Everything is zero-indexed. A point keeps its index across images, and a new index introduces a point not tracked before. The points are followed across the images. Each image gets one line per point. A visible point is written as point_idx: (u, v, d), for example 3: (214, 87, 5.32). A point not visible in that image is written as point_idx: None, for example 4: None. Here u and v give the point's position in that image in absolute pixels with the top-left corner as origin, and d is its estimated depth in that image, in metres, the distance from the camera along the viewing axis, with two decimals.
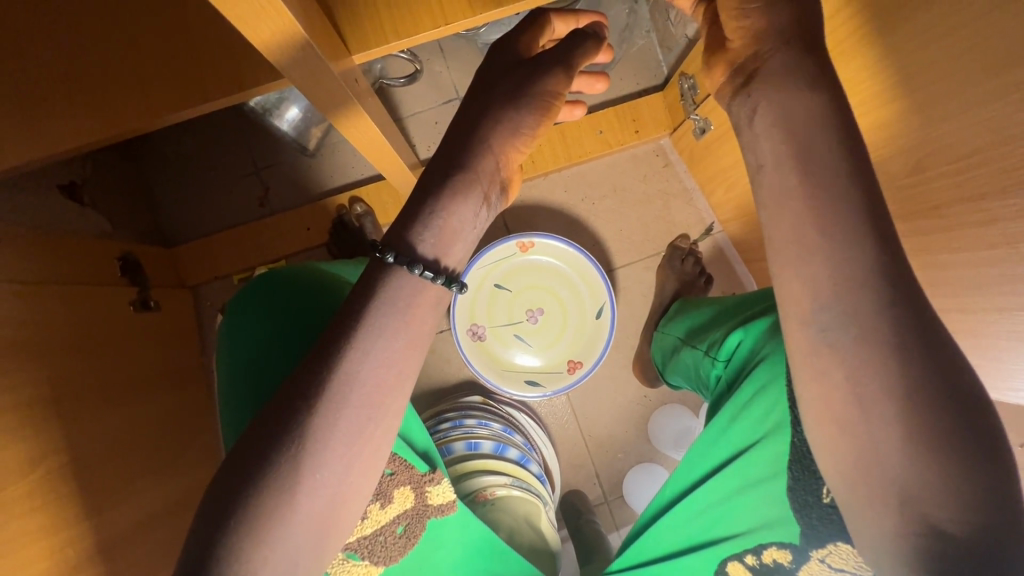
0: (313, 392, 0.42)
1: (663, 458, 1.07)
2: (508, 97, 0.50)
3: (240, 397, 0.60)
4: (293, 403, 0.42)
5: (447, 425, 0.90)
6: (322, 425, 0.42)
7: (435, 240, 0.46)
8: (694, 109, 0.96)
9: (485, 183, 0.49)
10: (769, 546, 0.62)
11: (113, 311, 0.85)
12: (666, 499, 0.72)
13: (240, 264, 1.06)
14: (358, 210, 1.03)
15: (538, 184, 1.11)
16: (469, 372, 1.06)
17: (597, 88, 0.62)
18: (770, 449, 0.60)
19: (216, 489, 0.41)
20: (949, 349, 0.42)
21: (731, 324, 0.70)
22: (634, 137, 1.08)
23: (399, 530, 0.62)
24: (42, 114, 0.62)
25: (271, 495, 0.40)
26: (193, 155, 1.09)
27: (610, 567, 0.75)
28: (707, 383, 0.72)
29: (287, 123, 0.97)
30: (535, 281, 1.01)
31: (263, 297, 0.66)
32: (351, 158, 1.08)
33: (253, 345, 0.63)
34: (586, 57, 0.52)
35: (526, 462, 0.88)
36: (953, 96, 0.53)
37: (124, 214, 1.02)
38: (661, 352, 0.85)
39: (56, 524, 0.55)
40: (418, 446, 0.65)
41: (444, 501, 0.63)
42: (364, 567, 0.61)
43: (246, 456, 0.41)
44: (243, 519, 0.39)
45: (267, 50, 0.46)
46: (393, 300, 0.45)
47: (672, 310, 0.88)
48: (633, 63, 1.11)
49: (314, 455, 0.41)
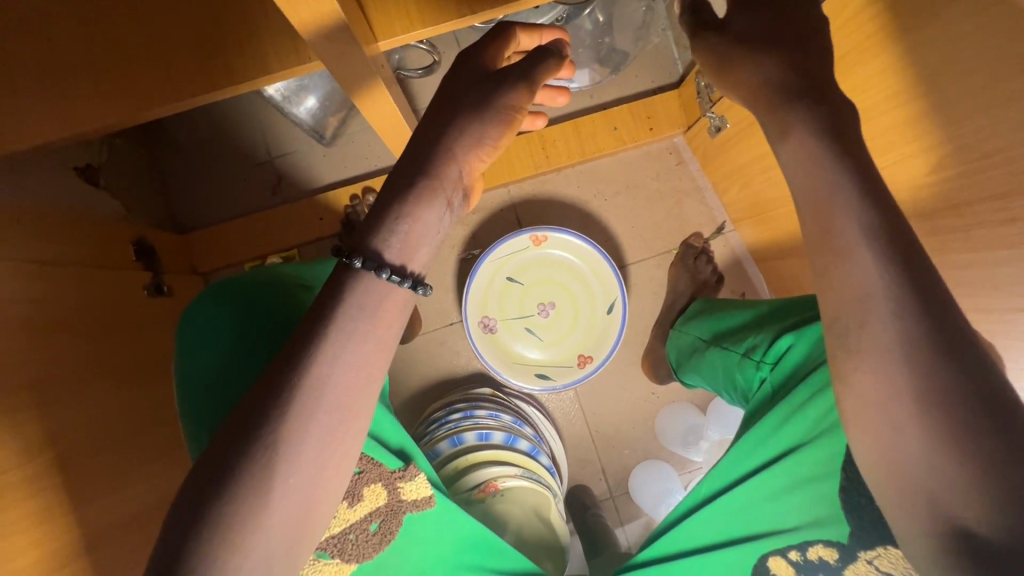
0: (279, 399, 0.40)
1: (669, 454, 1.08)
2: (475, 106, 0.48)
3: (207, 396, 0.58)
4: (262, 409, 0.40)
5: (458, 415, 0.90)
6: (291, 431, 0.40)
7: (401, 246, 0.45)
8: (710, 107, 0.95)
9: (447, 190, 0.47)
10: (815, 543, 0.63)
11: (124, 295, 0.85)
12: (701, 496, 0.71)
13: (252, 252, 1.06)
14: (369, 200, 1.04)
15: (551, 178, 1.11)
16: (478, 364, 1.06)
17: (557, 101, 0.65)
18: (824, 449, 0.61)
19: (184, 497, 0.39)
20: (975, 351, 0.42)
21: (775, 328, 0.68)
22: (648, 135, 1.09)
23: (372, 528, 0.60)
24: (64, 90, 0.61)
25: (241, 504, 0.38)
26: (207, 142, 1.09)
27: (636, 559, 0.72)
28: (745, 384, 0.71)
29: (304, 112, 0.97)
30: (548, 275, 1.02)
31: (223, 303, 0.63)
32: (368, 149, 1.09)
33: (214, 352, 0.60)
34: (549, 73, 0.51)
35: (536, 454, 0.88)
36: (978, 94, 0.52)
37: (138, 199, 1.03)
38: (678, 351, 0.85)
39: (56, 508, 0.55)
40: (391, 444, 0.63)
41: (419, 497, 0.62)
42: (335, 565, 0.59)
43: (209, 466, 0.40)
44: (207, 530, 0.38)
45: (301, 27, 0.47)
46: (360, 305, 0.43)
47: (692, 310, 0.88)
48: (649, 61, 1.11)
49: (282, 462, 0.40)
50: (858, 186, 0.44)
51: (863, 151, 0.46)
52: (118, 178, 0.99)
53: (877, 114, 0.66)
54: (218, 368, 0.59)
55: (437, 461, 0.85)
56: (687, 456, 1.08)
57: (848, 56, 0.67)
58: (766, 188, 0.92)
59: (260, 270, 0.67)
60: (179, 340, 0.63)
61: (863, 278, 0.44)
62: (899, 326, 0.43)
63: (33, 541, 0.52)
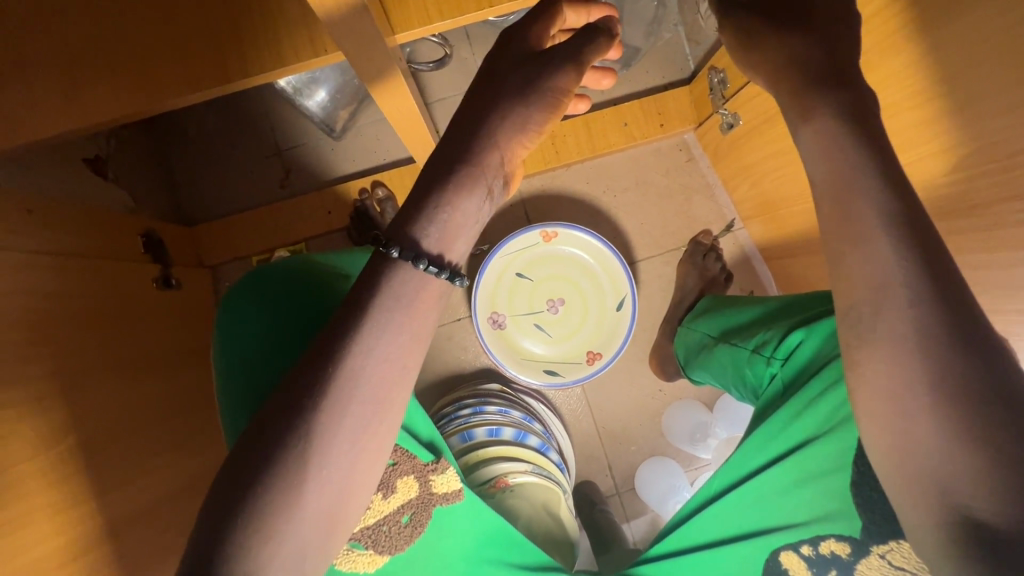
0: (315, 391, 0.40)
1: (675, 451, 1.08)
2: (521, 88, 0.47)
3: (233, 390, 0.58)
4: (298, 400, 0.40)
5: (468, 411, 0.91)
6: (326, 424, 0.40)
7: (439, 235, 0.44)
8: (723, 104, 0.95)
9: (488, 177, 0.46)
10: (827, 538, 0.62)
11: (136, 286, 0.84)
12: (712, 491, 0.72)
13: (260, 245, 1.05)
14: (379, 194, 1.03)
15: (561, 174, 1.11)
16: (486, 360, 1.06)
17: (602, 84, 0.61)
18: (834, 442, 0.61)
19: (218, 489, 0.39)
20: (989, 340, 0.42)
21: (786, 325, 0.68)
22: (659, 131, 1.08)
23: (404, 520, 0.60)
24: (78, 80, 0.61)
25: (274, 497, 0.38)
26: (216, 134, 1.08)
27: (649, 553, 0.73)
28: (756, 381, 0.71)
29: (315, 105, 0.97)
30: (558, 271, 1.01)
31: (242, 294, 0.63)
32: (377, 142, 1.08)
33: (237, 345, 0.60)
34: (598, 52, 0.49)
35: (545, 450, 0.89)
36: (1001, 93, 0.52)
37: (146, 192, 1.02)
38: (687, 349, 0.85)
39: (76, 498, 0.55)
40: (421, 437, 0.64)
41: (449, 490, 0.61)
42: (368, 557, 0.59)
43: (244, 458, 0.39)
44: (243, 523, 0.37)
45: (321, 11, 0.46)
46: (396, 297, 0.43)
47: (700, 307, 0.88)
48: (660, 56, 1.10)
49: (317, 453, 0.40)
50: (883, 185, 0.44)
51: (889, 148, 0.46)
52: (126, 171, 0.99)
53: (896, 112, 0.66)
54: (238, 361, 0.59)
55: None
56: (694, 453, 1.08)
57: (869, 54, 0.67)
58: (777, 186, 0.92)
59: (287, 259, 0.66)
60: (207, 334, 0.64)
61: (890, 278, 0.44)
62: (921, 318, 0.43)
63: (58, 529, 0.52)
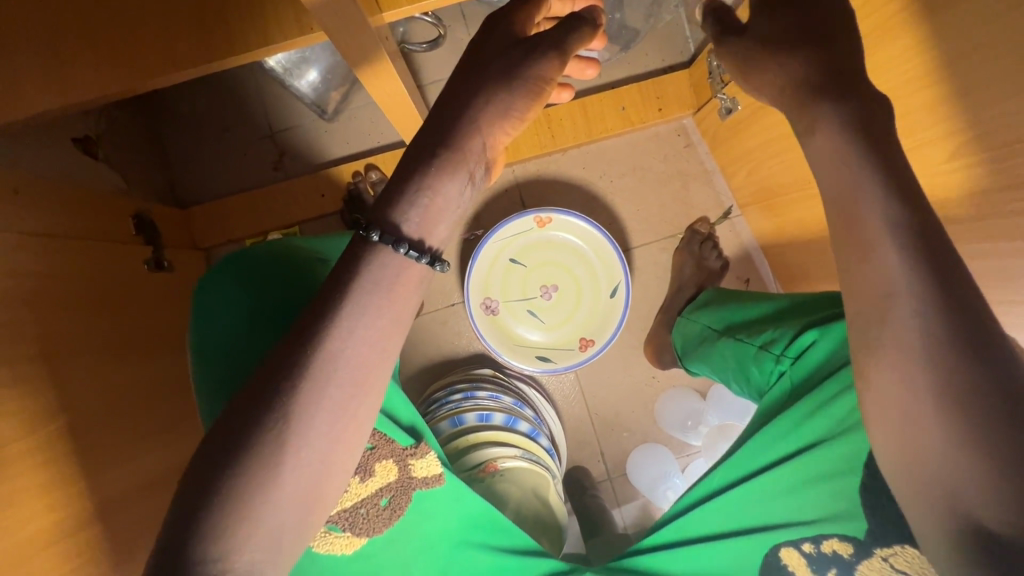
0: (292, 373, 0.40)
1: (667, 438, 1.08)
2: (505, 73, 0.46)
3: (218, 372, 0.57)
4: (275, 382, 0.40)
5: (459, 396, 0.91)
6: (303, 407, 0.40)
7: (420, 220, 0.44)
8: (722, 88, 0.91)
9: (470, 162, 0.45)
10: (830, 537, 0.63)
11: (127, 268, 0.84)
12: (713, 486, 0.71)
13: (253, 228, 1.05)
14: (372, 177, 1.01)
15: (557, 159, 1.09)
16: (479, 345, 1.06)
17: (586, 74, 0.61)
18: (846, 446, 0.61)
19: (194, 469, 0.39)
20: (990, 333, 0.41)
21: (798, 324, 0.67)
22: (656, 116, 1.06)
23: (383, 503, 0.60)
24: (60, 56, 0.60)
25: (251, 478, 0.38)
26: (207, 115, 1.07)
27: (640, 543, 0.72)
28: (760, 377, 0.71)
29: (306, 86, 0.95)
30: (551, 257, 1.01)
31: (225, 274, 0.63)
32: (370, 126, 1.07)
33: (222, 329, 0.59)
34: (581, 42, 0.48)
35: (535, 436, 0.89)
36: (1003, 79, 0.50)
37: (138, 173, 1.01)
38: (684, 340, 0.85)
39: (64, 479, 0.55)
40: (402, 421, 0.64)
41: (428, 474, 0.62)
42: (346, 539, 0.60)
43: (220, 439, 0.39)
44: (217, 503, 0.38)
45: None
46: (375, 280, 0.42)
47: (701, 299, 0.87)
48: (660, 38, 1.08)
49: (294, 436, 0.40)
50: (876, 173, 0.43)
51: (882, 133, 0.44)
52: (117, 151, 0.98)
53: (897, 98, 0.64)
54: (222, 345, 0.58)
55: (439, 440, 0.86)
56: (686, 441, 1.08)
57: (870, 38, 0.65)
58: (775, 173, 0.90)
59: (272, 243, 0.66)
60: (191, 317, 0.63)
61: (882, 284, 0.44)
62: (912, 306, 0.42)
63: (45, 509, 0.52)
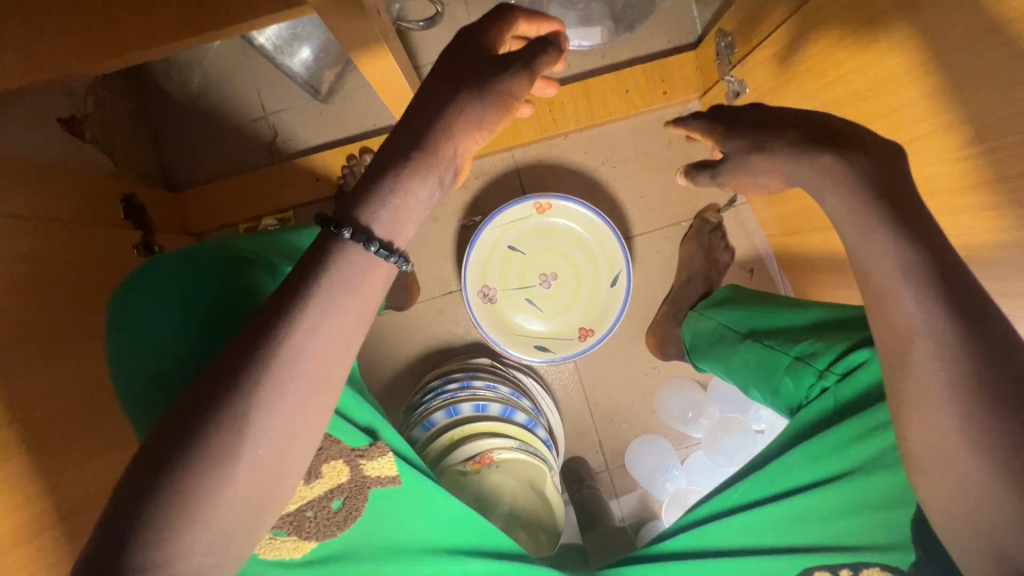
0: (248, 367, 0.38)
1: (666, 430, 1.07)
2: (478, 81, 0.45)
3: (160, 370, 0.53)
4: (229, 377, 0.38)
5: (454, 385, 0.87)
6: (261, 404, 0.38)
7: (390, 219, 0.42)
8: (730, 69, 0.91)
9: (442, 168, 0.44)
10: (871, 566, 0.60)
11: (115, 255, 0.83)
12: (739, 500, 0.67)
13: (245, 213, 1.02)
14: (367, 160, 1.00)
15: (558, 144, 1.06)
16: (477, 334, 1.04)
17: (545, 94, 0.60)
18: (896, 474, 0.60)
19: (134, 469, 0.36)
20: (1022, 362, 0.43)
21: (843, 338, 0.64)
22: (661, 99, 1.03)
23: (335, 505, 0.59)
24: (36, 28, 0.57)
25: (201, 478, 0.36)
26: (198, 95, 1.04)
27: (653, 548, 0.67)
28: (791, 391, 0.67)
29: (298, 64, 0.92)
30: (551, 245, 0.98)
31: (194, 261, 0.60)
32: (366, 108, 1.04)
33: (165, 323, 0.55)
34: (547, 65, 0.48)
35: (532, 427, 0.87)
36: (1016, 61, 0.47)
37: (127, 154, 0.98)
38: (694, 334, 0.82)
39: (38, 469, 0.54)
40: (357, 421, 0.62)
41: (383, 474, 0.60)
42: (293, 543, 0.57)
43: (168, 435, 0.37)
44: (158, 504, 0.35)
45: None
46: (341, 279, 0.41)
47: (718, 295, 0.83)
48: (667, 18, 1.04)
49: (243, 432, 0.38)
50: None
51: (894, 164, 0.49)
52: (104, 131, 0.94)
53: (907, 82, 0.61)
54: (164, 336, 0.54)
55: (434, 431, 0.84)
56: (686, 433, 1.06)
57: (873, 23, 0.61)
58: None
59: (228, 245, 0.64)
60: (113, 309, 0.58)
61: (913, 287, 0.46)
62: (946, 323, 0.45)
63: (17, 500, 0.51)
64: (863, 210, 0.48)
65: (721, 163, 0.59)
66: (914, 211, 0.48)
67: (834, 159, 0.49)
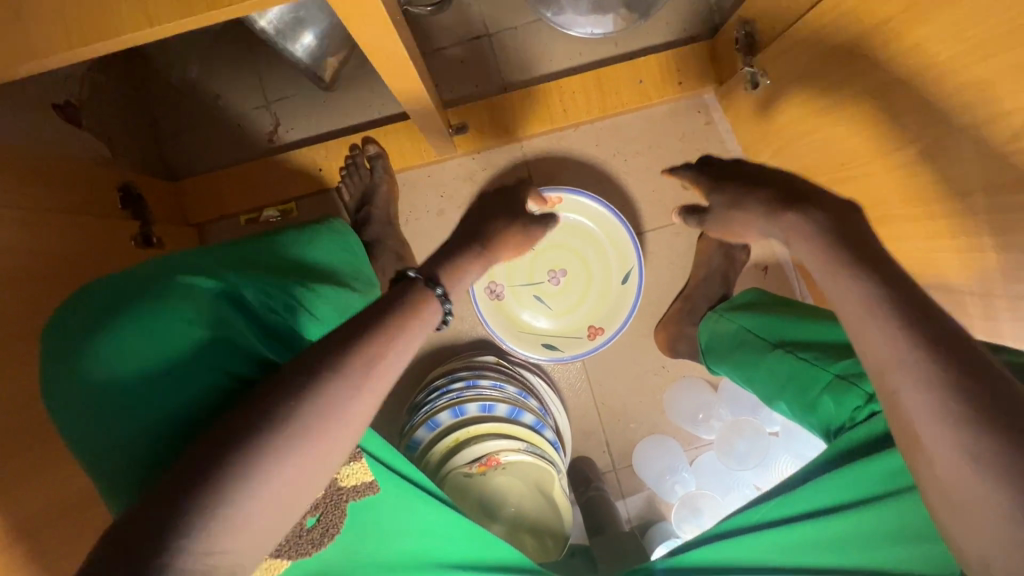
0: (319, 370, 0.41)
1: (675, 431, 1.04)
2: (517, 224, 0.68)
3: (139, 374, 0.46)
4: (300, 377, 0.41)
5: (460, 385, 0.84)
6: (325, 405, 0.40)
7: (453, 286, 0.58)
8: (749, 60, 0.88)
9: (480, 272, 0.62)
10: None
11: (106, 247, 0.80)
12: (756, 518, 0.64)
13: (246, 204, 0.99)
14: (369, 151, 0.95)
15: (568, 136, 1.03)
16: (482, 330, 1.01)
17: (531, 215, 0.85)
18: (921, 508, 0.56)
19: (191, 458, 0.37)
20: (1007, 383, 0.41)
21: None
22: (676, 89, 0.99)
23: (312, 522, 0.60)
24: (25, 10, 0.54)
25: (253, 471, 0.37)
26: (197, 81, 1.01)
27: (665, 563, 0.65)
28: (834, 411, 0.64)
29: (302, 50, 0.89)
30: (561, 240, 0.96)
31: (205, 269, 0.55)
32: (370, 96, 1.01)
33: (147, 322, 0.48)
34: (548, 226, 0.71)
35: (540, 428, 0.84)
36: None
37: (125, 142, 0.96)
38: (713, 336, 0.80)
39: None
40: None
41: (359, 483, 0.61)
42: (269, 564, 0.59)
43: (228, 428, 0.38)
44: (211, 491, 0.36)
45: None
46: (413, 320, 0.49)
47: (742, 299, 0.80)
48: (683, 5, 1.01)
49: (305, 424, 0.39)
50: None
51: (854, 221, 0.54)
52: (101, 118, 0.92)
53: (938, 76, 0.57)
54: (156, 350, 0.47)
55: (441, 431, 0.82)
56: (695, 434, 1.04)
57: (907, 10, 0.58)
58: (805, 154, 0.84)
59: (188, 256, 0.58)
60: (81, 306, 0.51)
61: (899, 308, 0.46)
62: (939, 339, 0.43)
63: None
64: (832, 256, 0.51)
65: (707, 213, 0.70)
66: (875, 252, 0.50)
67: (796, 217, 0.56)
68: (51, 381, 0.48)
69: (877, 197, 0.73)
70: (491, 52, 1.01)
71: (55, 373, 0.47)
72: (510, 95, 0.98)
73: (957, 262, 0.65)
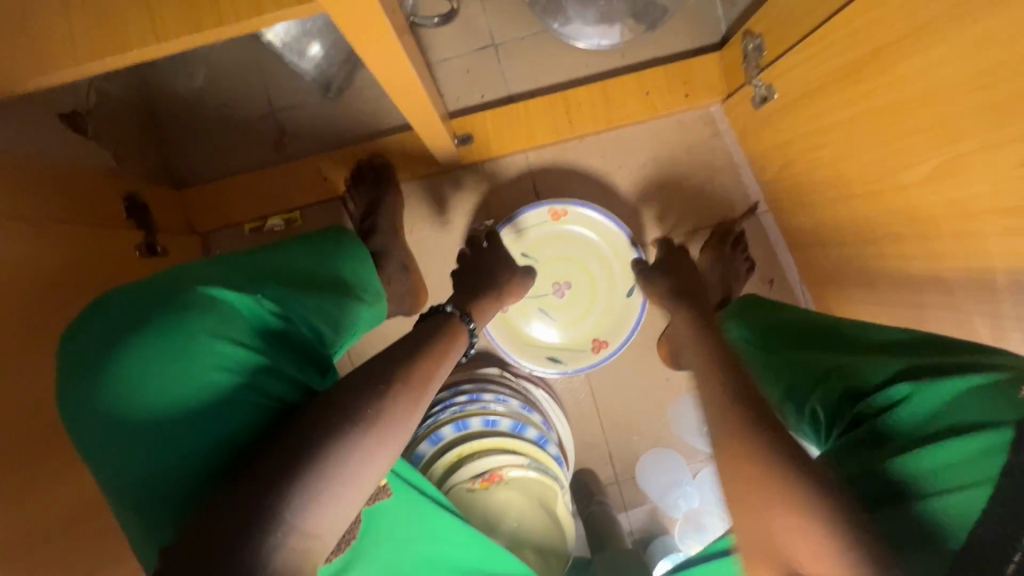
0: (383, 378, 0.47)
1: (679, 444, 1.03)
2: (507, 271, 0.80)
3: (178, 387, 0.45)
4: (365, 384, 0.45)
5: (464, 399, 0.83)
6: (392, 409, 0.45)
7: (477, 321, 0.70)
8: (757, 74, 0.88)
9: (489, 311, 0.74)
10: None
11: (110, 257, 0.80)
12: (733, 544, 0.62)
13: (251, 213, 0.99)
14: (376, 162, 0.96)
15: (573, 147, 1.03)
16: (486, 342, 1.00)
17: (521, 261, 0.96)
18: None
19: (270, 458, 0.39)
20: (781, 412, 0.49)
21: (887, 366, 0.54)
22: (683, 102, 0.99)
23: None
24: (36, 28, 0.54)
25: (335, 465, 0.40)
26: (204, 90, 1.01)
27: None
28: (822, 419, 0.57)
29: (308, 63, 0.91)
30: (567, 253, 0.95)
31: (223, 282, 0.55)
32: (376, 105, 1.00)
33: (185, 334, 0.47)
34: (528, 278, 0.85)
35: (544, 444, 0.84)
36: None
37: (131, 150, 0.96)
38: (713, 345, 0.76)
39: None
40: None
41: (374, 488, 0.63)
42: None
43: (302, 427, 0.41)
44: (297, 484, 0.38)
45: None
46: (446, 342, 0.58)
47: (739, 305, 0.76)
48: (690, 18, 1.00)
49: (378, 423, 0.43)
50: None
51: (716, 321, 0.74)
52: (108, 126, 0.92)
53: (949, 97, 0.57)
54: (190, 361, 0.46)
55: (445, 444, 0.82)
56: (699, 447, 1.03)
57: (919, 31, 0.57)
58: (812, 169, 0.84)
59: (205, 269, 0.57)
60: (100, 321, 0.49)
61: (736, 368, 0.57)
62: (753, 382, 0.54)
63: None
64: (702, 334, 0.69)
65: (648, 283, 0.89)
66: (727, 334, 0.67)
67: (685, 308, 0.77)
68: (77, 397, 0.46)
69: (886, 215, 0.72)
70: (497, 64, 1.01)
71: (85, 386, 0.46)
72: (516, 107, 0.98)
73: (966, 284, 0.64)
